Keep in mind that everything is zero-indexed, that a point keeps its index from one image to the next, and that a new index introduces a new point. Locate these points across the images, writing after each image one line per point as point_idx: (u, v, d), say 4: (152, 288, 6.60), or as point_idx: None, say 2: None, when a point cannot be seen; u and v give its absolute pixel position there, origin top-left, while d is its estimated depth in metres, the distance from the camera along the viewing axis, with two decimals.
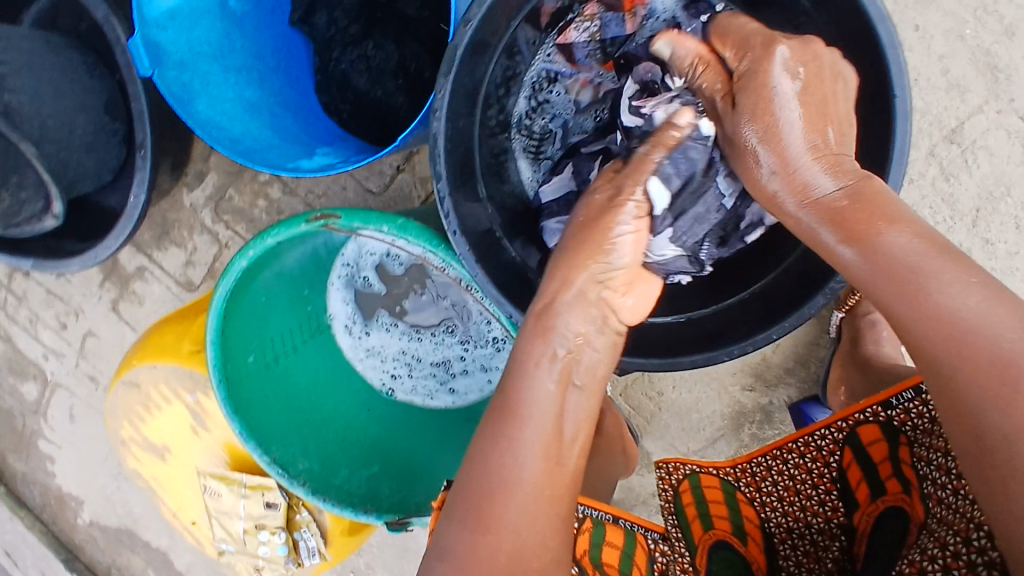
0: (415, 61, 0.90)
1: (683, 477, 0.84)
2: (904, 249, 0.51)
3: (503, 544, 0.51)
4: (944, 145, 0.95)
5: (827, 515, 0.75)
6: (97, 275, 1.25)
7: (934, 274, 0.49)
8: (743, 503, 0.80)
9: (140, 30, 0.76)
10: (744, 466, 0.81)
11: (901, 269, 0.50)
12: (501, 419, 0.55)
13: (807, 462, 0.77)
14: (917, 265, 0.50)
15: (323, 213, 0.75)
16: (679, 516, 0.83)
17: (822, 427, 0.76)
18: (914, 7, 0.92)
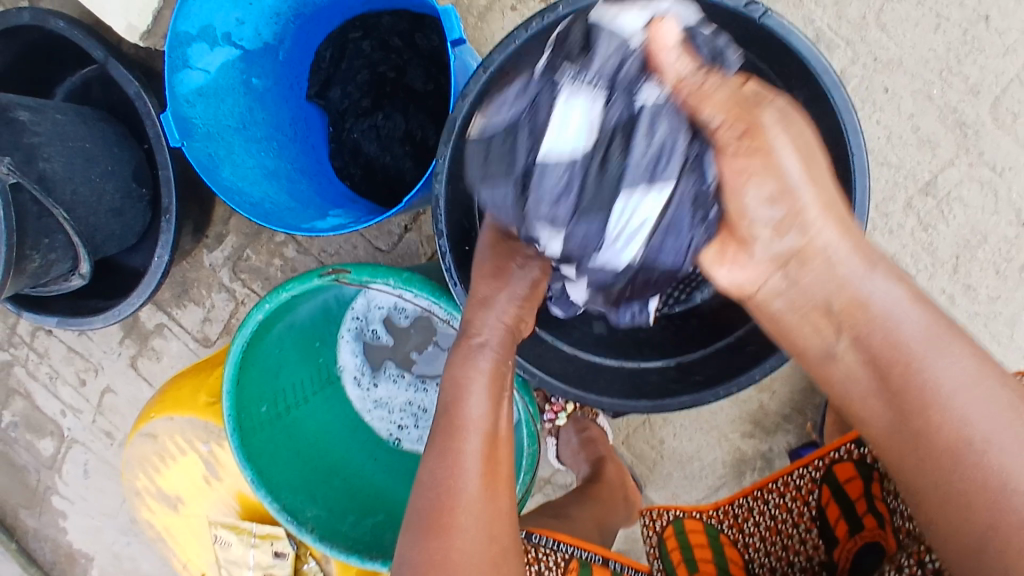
0: (421, 129, 0.97)
1: (667, 522, 0.87)
2: (907, 312, 0.52)
3: (454, 545, 0.59)
4: (920, 197, 1.00)
5: (808, 553, 0.78)
6: (117, 333, 1.30)
7: (933, 359, 0.50)
8: (726, 545, 0.83)
9: (171, 106, 0.84)
10: (725, 508, 0.85)
11: (908, 341, 0.51)
12: (450, 436, 0.63)
13: (787, 502, 0.82)
14: (920, 338, 0.51)
15: (335, 268, 0.80)
16: (664, 560, 0.83)
17: (800, 467, 0.82)
18: (882, 71, 0.99)
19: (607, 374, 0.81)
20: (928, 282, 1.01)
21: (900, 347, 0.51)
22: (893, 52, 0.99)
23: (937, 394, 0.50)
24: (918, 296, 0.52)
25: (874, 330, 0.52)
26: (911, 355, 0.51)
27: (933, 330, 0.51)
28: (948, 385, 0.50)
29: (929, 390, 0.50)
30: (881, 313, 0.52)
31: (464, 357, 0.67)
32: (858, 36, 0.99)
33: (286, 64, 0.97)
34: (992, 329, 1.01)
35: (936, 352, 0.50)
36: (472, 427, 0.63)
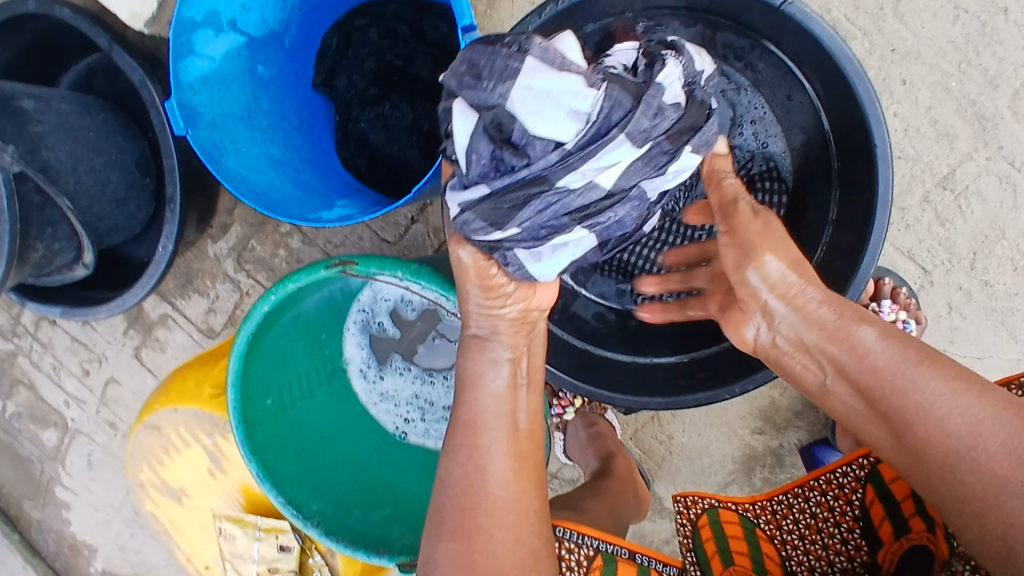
0: (429, 120, 0.96)
1: (702, 511, 0.84)
2: (880, 351, 0.59)
3: (476, 545, 0.61)
4: (937, 192, 0.98)
5: (850, 554, 0.78)
6: (121, 323, 1.29)
7: (916, 387, 0.57)
8: (762, 540, 0.81)
9: (176, 94, 0.82)
10: (764, 503, 0.84)
11: (882, 366, 0.59)
12: (469, 434, 0.64)
13: (828, 500, 0.81)
14: (893, 361, 0.58)
15: (342, 260, 0.79)
16: (697, 552, 0.81)
17: (845, 465, 0.81)
18: (899, 63, 0.97)
19: (620, 369, 0.80)
20: (943, 278, 1.00)
21: (890, 376, 0.58)
22: (911, 43, 0.97)
23: (936, 419, 0.56)
24: (880, 326, 0.60)
25: (851, 360, 0.61)
26: (896, 378, 0.58)
27: (931, 368, 0.57)
28: (948, 416, 0.55)
29: (925, 415, 0.56)
30: (881, 360, 0.59)
31: (474, 362, 0.67)
32: (876, 27, 0.97)
33: (291, 52, 0.96)
34: (1009, 325, 0.99)
35: (926, 375, 0.57)
36: (492, 425, 0.65)
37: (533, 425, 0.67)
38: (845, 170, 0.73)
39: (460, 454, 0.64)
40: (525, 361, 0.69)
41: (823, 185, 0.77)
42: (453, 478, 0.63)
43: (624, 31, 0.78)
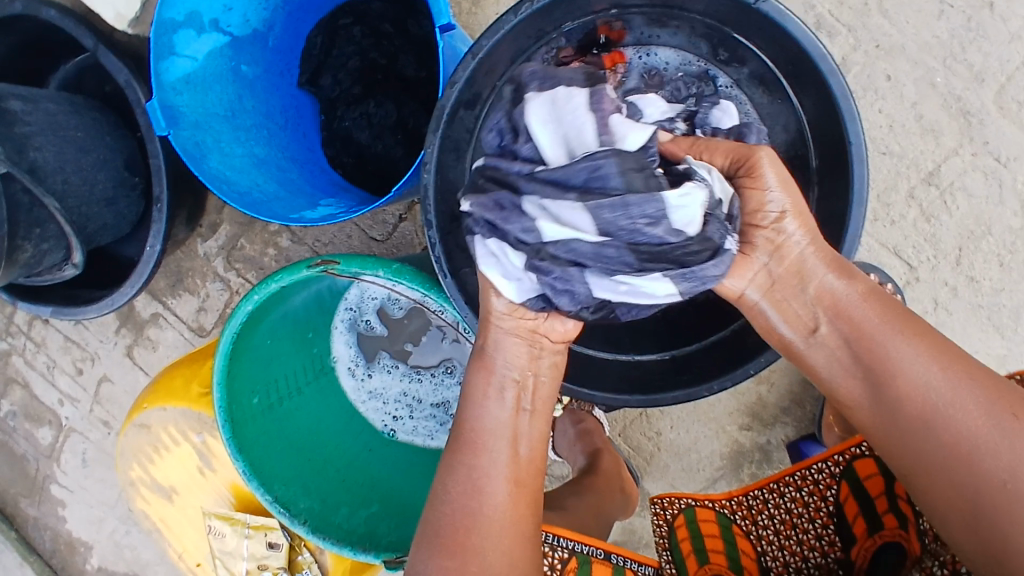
0: (414, 118, 0.96)
1: (679, 511, 0.85)
2: (864, 309, 0.62)
3: (469, 567, 0.59)
4: (923, 187, 0.98)
5: (824, 549, 0.78)
6: (113, 322, 1.30)
7: (891, 345, 0.60)
8: (739, 536, 0.82)
9: (158, 94, 0.83)
10: (740, 499, 0.84)
11: (867, 326, 0.61)
12: (471, 455, 0.63)
13: (803, 496, 0.81)
14: (876, 322, 0.61)
15: (324, 260, 0.79)
16: (674, 551, 0.82)
17: (819, 461, 0.82)
18: (884, 58, 0.97)
19: (600, 367, 0.80)
20: (930, 274, 0.99)
21: (869, 335, 0.61)
22: (896, 38, 0.97)
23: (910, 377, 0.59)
24: (863, 283, 0.63)
25: (831, 315, 0.63)
26: (876, 337, 0.61)
27: (906, 329, 0.60)
28: (918, 376, 0.58)
29: (901, 373, 0.59)
30: (863, 319, 0.62)
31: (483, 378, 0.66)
32: (860, 22, 0.97)
33: (276, 52, 0.96)
34: (995, 321, 0.99)
35: (900, 335, 0.60)
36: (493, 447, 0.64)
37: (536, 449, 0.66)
38: (824, 168, 0.72)
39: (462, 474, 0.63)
40: (533, 385, 0.66)
41: (801, 184, 0.76)
42: (451, 500, 0.62)
43: (606, 28, 0.79)
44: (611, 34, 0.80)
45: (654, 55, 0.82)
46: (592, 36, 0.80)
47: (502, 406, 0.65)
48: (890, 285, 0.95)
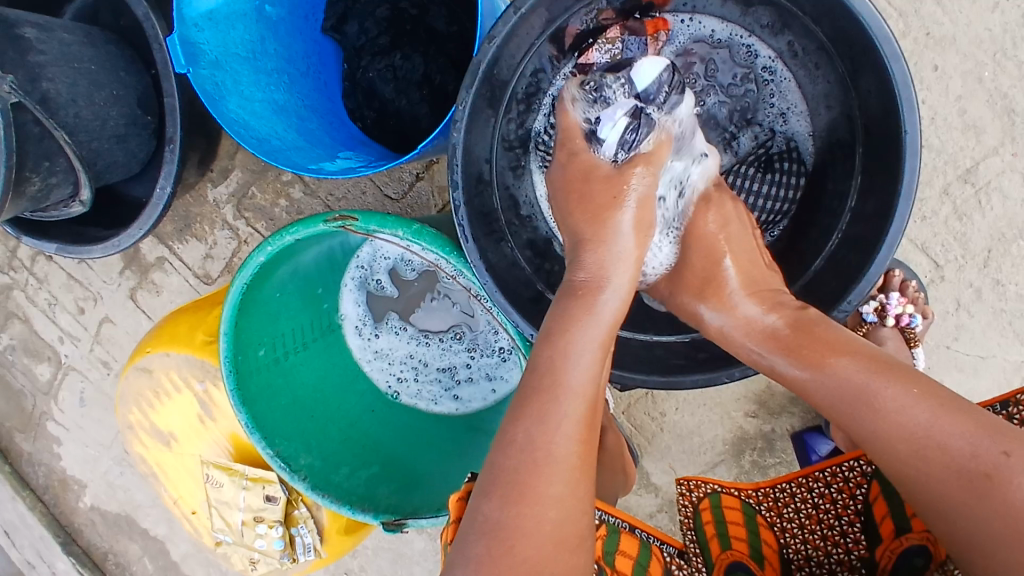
0: (441, 74, 0.93)
1: (704, 495, 0.87)
2: (846, 368, 0.57)
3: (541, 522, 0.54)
4: (958, 185, 0.96)
5: (848, 546, 0.80)
6: (118, 263, 1.28)
7: (877, 391, 0.55)
8: (763, 527, 0.85)
9: (178, 29, 0.78)
10: (767, 491, 0.86)
11: (852, 386, 0.56)
12: (546, 398, 0.57)
13: (832, 492, 0.82)
14: (863, 383, 0.56)
15: (342, 215, 0.76)
16: (697, 533, 0.86)
17: (850, 459, 0.81)
18: (933, 47, 0.94)
19: (618, 344, 0.79)
20: (955, 274, 0.98)
21: (856, 389, 0.56)
22: (947, 28, 0.93)
23: (887, 424, 0.54)
24: (829, 339, 0.61)
25: (822, 389, 0.58)
26: (860, 387, 0.56)
27: (872, 368, 0.57)
28: (901, 415, 0.53)
29: (888, 421, 0.54)
30: (839, 375, 0.57)
31: None
32: (912, 8, 0.93)
33: None
34: (1017, 327, 0.98)
35: (877, 378, 0.56)
36: (573, 389, 0.58)
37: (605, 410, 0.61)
38: (869, 156, 0.70)
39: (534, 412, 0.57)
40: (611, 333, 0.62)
41: (844, 171, 0.74)
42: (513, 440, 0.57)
43: None
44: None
45: (699, 24, 0.78)
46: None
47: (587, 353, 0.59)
48: (914, 282, 0.95)
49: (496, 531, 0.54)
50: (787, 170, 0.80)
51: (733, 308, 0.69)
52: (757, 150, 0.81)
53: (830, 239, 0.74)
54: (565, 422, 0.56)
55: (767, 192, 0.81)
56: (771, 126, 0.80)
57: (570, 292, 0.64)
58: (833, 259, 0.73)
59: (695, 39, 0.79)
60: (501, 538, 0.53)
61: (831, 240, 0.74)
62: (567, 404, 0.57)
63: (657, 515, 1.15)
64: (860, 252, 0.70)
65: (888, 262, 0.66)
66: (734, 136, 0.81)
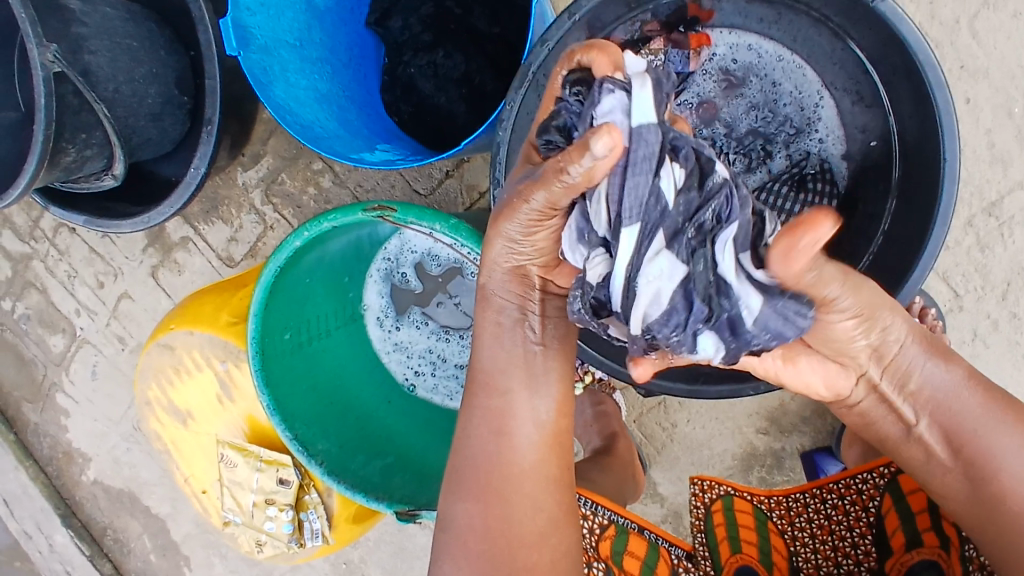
0: (481, 73, 0.94)
1: (717, 497, 0.86)
2: (952, 387, 0.62)
3: (495, 511, 0.60)
4: (982, 217, 0.97)
5: (859, 557, 0.80)
6: (141, 241, 1.29)
7: (995, 435, 0.61)
8: (773, 533, 0.85)
9: (232, 11, 0.79)
10: (780, 498, 0.85)
11: (971, 421, 0.62)
12: (488, 399, 0.61)
13: (844, 504, 0.83)
14: (978, 417, 0.62)
15: (380, 205, 0.78)
16: (707, 535, 0.85)
17: (865, 471, 0.82)
18: (967, 80, 0.95)
19: None
20: (974, 304, 0.99)
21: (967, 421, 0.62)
22: (980, 62, 0.95)
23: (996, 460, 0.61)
24: (960, 365, 0.63)
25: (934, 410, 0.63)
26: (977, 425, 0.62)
27: (984, 404, 0.62)
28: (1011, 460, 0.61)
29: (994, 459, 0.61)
30: (958, 404, 0.62)
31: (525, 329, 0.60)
32: (948, 39, 0.95)
33: None
34: None
35: (996, 422, 0.62)
36: (512, 394, 0.60)
37: (560, 402, 0.62)
38: (906, 182, 0.72)
39: (483, 418, 0.61)
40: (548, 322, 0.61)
41: (878, 194, 0.75)
42: (473, 443, 0.61)
43: (695, 6, 0.77)
44: (700, 14, 0.78)
45: (745, 40, 0.79)
46: (682, 12, 0.77)
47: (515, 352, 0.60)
48: (934, 310, 0.95)
49: (469, 530, 0.60)
50: (818, 191, 0.80)
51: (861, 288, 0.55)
52: (791, 168, 0.80)
53: (863, 261, 0.76)
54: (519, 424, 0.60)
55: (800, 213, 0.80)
56: (806, 147, 0.80)
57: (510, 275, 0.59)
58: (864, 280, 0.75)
59: (740, 55, 0.80)
60: (470, 537, 0.60)
61: (862, 261, 0.76)
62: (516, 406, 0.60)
63: (661, 525, 1.16)
64: (890, 275, 0.72)
65: (920, 284, 0.68)
66: (769, 155, 0.80)
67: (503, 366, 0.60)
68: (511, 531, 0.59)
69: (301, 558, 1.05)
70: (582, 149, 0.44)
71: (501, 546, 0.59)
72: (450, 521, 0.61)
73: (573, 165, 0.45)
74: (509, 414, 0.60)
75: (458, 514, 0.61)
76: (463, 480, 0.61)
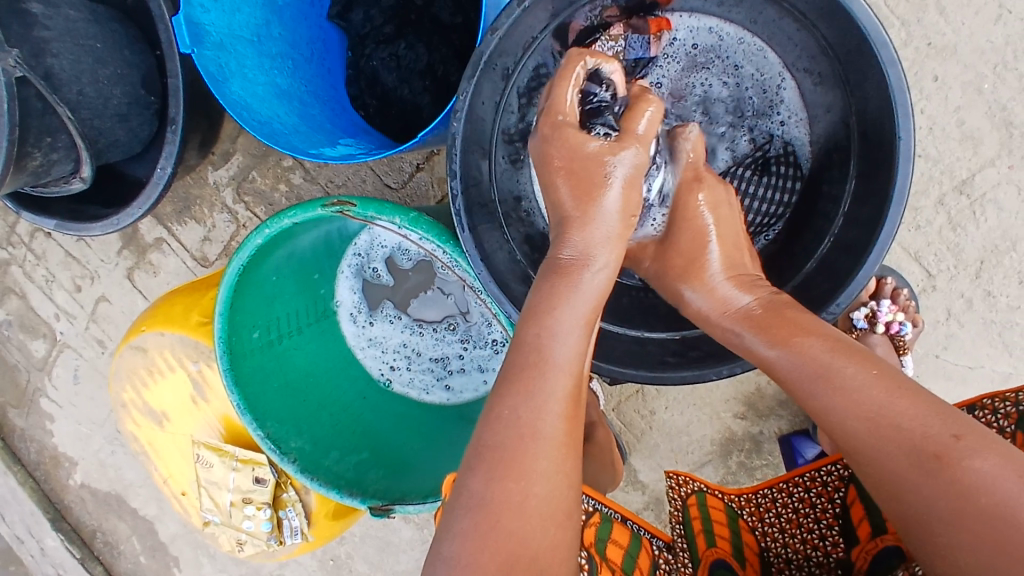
0: (444, 64, 0.93)
1: (691, 492, 0.89)
2: (806, 348, 0.56)
3: (526, 490, 0.50)
4: (954, 195, 0.97)
5: (827, 549, 0.81)
6: (116, 243, 1.28)
7: (840, 370, 0.53)
8: (744, 529, 0.86)
9: (184, 9, 0.77)
10: (749, 495, 0.88)
11: (815, 364, 0.54)
12: (538, 365, 0.53)
13: (811, 497, 0.85)
14: (825, 360, 0.54)
15: (340, 200, 0.77)
16: (685, 528, 0.86)
17: (829, 464, 0.85)
18: (935, 57, 0.94)
19: (607, 340, 0.79)
20: (947, 284, 0.98)
21: (812, 364, 0.54)
22: (948, 39, 0.94)
23: (840, 396, 0.52)
24: (807, 324, 0.59)
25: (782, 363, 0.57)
26: (822, 364, 0.54)
27: (831, 348, 0.55)
28: (857, 391, 0.51)
29: (842, 398, 0.52)
30: (801, 349, 0.56)
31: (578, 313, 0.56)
32: (915, 17, 0.94)
33: None
34: (1005, 338, 0.99)
35: (839, 358, 0.54)
36: (559, 366, 0.53)
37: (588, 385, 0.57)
38: (864, 162, 0.71)
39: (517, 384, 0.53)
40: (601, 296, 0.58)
41: (839, 176, 0.75)
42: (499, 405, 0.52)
43: None
44: None
45: (705, 23, 0.78)
46: None
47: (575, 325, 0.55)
48: (906, 290, 0.96)
49: (490, 505, 0.49)
50: (783, 173, 0.80)
51: (712, 289, 0.66)
52: (755, 153, 0.80)
53: (823, 244, 0.75)
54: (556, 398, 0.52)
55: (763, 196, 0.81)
56: (769, 130, 0.80)
57: (548, 271, 0.58)
58: (825, 261, 0.74)
59: (700, 39, 0.79)
60: (496, 512, 0.49)
61: (824, 244, 0.75)
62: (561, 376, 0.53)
63: (642, 512, 1.16)
64: (850, 257, 0.71)
65: (878, 265, 0.67)
66: (732, 141, 0.80)
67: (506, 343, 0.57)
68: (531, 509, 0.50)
69: (282, 555, 1.05)
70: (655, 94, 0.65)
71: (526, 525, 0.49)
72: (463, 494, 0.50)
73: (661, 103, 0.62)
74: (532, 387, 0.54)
75: (476, 486, 0.50)
76: (489, 445, 0.51)
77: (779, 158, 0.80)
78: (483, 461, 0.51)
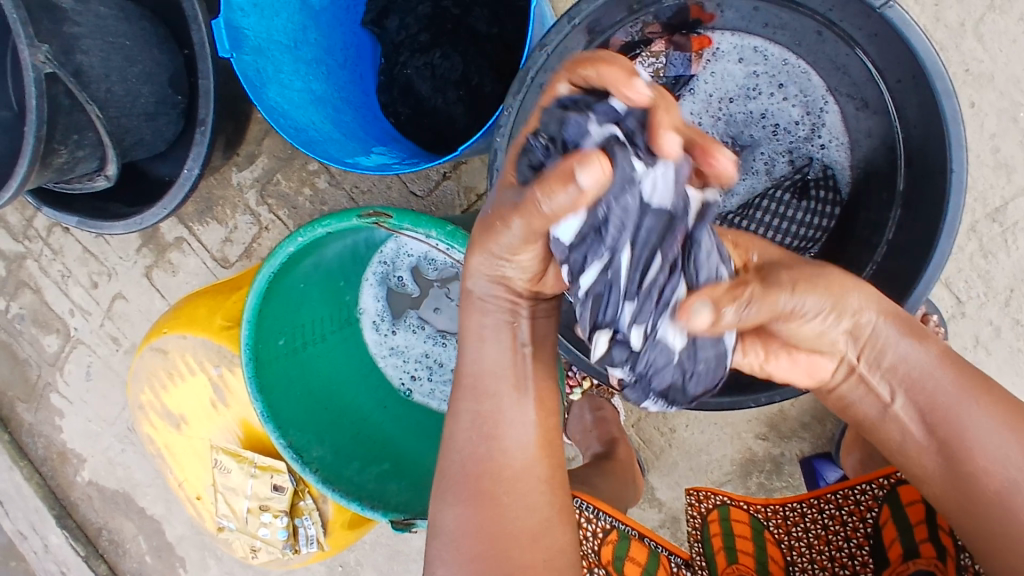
0: (479, 75, 0.92)
1: (712, 506, 0.89)
2: (919, 355, 0.58)
3: (488, 512, 0.59)
4: (986, 223, 0.96)
5: (855, 568, 0.80)
6: (135, 241, 1.28)
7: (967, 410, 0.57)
8: (769, 542, 0.86)
9: (225, 13, 0.77)
10: (776, 507, 0.87)
11: (940, 399, 0.57)
12: (473, 400, 0.61)
13: (842, 514, 0.83)
14: (954, 397, 0.57)
15: (376, 211, 0.76)
16: (704, 545, 0.87)
17: (864, 482, 0.81)
18: (971, 84, 0.94)
19: None
20: (976, 311, 0.98)
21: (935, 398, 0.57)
22: (986, 66, 0.93)
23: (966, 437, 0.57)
24: (935, 345, 0.59)
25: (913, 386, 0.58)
26: (948, 403, 0.57)
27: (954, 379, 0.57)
28: (979, 428, 0.56)
29: (962, 432, 0.57)
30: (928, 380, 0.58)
31: (477, 323, 0.60)
32: (953, 42, 0.93)
33: None
34: None
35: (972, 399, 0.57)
36: (495, 392, 0.61)
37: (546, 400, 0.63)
38: (911, 192, 0.70)
39: (472, 421, 0.61)
40: (524, 323, 0.61)
41: (882, 203, 0.74)
42: (461, 447, 0.61)
43: (698, 9, 0.75)
44: (702, 16, 0.76)
45: (749, 43, 0.78)
46: (683, 16, 0.76)
47: (490, 344, 0.61)
48: (936, 317, 0.95)
49: (462, 535, 0.59)
50: (822, 198, 0.80)
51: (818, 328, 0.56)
52: (795, 175, 0.80)
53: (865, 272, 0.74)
54: (500, 421, 0.61)
55: (799, 220, 0.80)
56: (809, 152, 0.80)
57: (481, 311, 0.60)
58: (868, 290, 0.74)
59: (744, 57, 0.79)
60: (463, 540, 0.59)
61: (865, 271, 0.74)
62: (491, 403, 0.61)
63: (658, 530, 1.15)
64: (894, 288, 0.70)
65: (925, 297, 0.66)
66: (772, 162, 0.80)
67: (486, 370, 0.61)
68: (501, 531, 0.58)
69: (296, 563, 1.04)
70: (566, 179, 0.44)
71: (495, 547, 0.58)
72: (442, 527, 0.61)
73: (557, 199, 0.45)
74: (497, 419, 0.61)
75: (448, 521, 0.60)
76: (456, 483, 0.61)
77: (818, 182, 0.79)
78: (456, 498, 0.60)
